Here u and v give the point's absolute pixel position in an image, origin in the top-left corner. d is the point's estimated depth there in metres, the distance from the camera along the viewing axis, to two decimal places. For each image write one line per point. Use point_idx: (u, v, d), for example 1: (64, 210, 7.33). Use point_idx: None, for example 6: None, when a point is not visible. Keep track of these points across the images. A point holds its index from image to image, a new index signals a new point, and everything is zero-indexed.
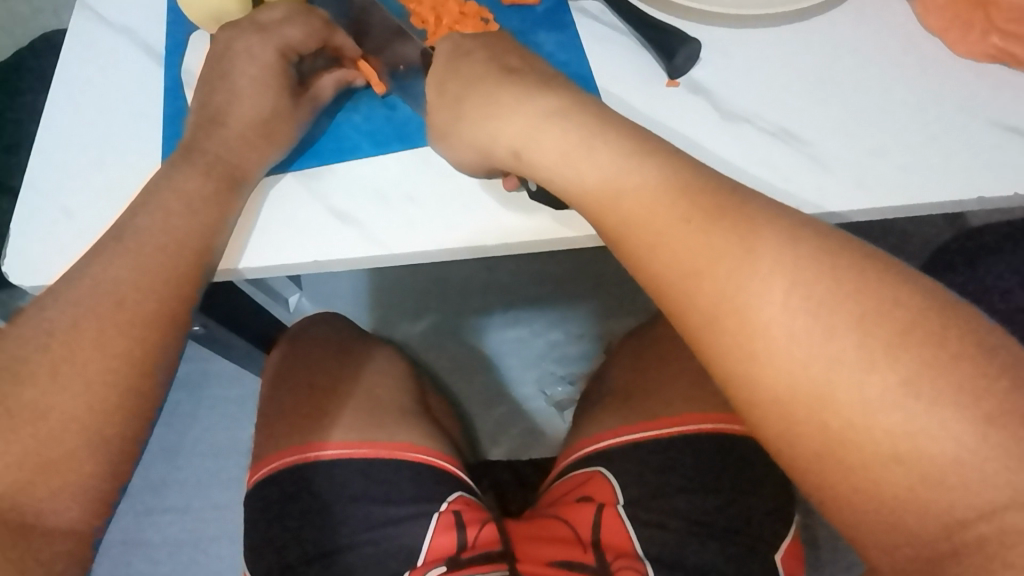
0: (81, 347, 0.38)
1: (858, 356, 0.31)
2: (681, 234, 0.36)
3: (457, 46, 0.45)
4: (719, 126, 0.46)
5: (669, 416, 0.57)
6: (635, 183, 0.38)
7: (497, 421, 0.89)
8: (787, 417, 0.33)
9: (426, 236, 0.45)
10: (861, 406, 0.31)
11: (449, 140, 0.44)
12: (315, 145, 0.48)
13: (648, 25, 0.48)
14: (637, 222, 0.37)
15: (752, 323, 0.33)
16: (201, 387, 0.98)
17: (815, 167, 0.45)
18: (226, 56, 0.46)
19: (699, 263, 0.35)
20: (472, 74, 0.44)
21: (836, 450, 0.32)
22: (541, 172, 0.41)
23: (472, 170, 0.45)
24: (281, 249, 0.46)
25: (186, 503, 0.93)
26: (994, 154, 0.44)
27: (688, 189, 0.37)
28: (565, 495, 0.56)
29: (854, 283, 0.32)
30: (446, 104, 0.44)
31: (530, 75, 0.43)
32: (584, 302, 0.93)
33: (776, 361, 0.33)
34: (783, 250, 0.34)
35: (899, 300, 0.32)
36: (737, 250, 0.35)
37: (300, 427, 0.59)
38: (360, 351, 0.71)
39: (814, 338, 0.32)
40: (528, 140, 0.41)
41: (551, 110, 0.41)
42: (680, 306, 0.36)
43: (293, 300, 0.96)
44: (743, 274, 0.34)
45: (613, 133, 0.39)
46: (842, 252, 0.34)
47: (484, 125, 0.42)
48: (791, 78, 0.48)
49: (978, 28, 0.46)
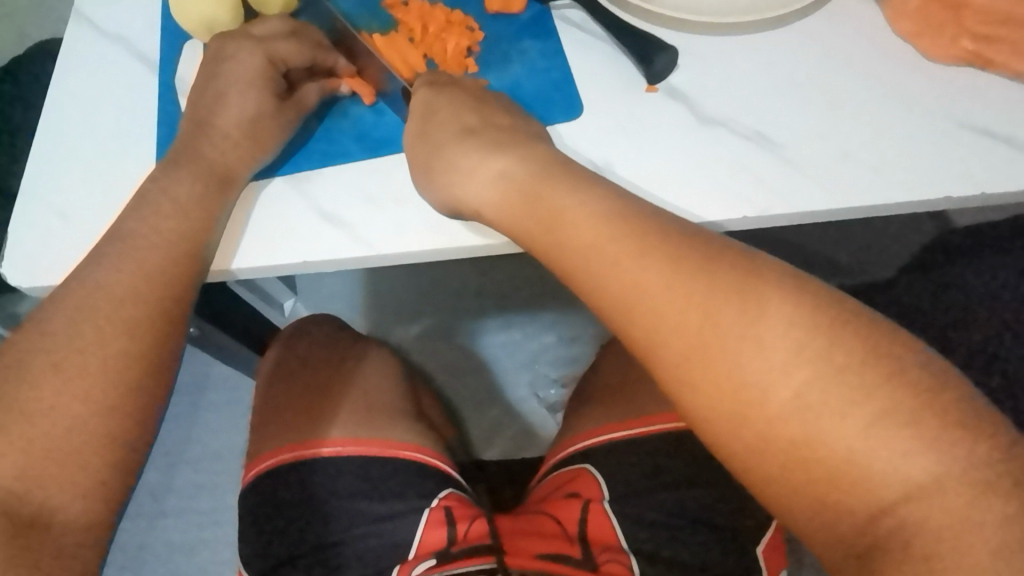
0: (74, 341, 0.40)
1: (811, 378, 0.33)
2: (614, 273, 0.38)
3: (431, 103, 0.47)
4: (694, 130, 0.48)
5: (651, 415, 0.58)
6: (576, 229, 0.39)
7: (491, 423, 0.90)
8: (759, 419, 0.33)
9: (411, 237, 0.47)
10: (810, 420, 0.32)
11: (422, 190, 0.46)
12: (304, 147, 0.50)
13: (627, 32, 0.49)
14: (595, 271, 0.38)
15: (678, 349, 0.35)
16: (197, 391, 0.99)
17: (788, 169, 0.46)
18: (217, 61, 0.48)
19: (659, 301, 0.36)
20: (437, 137, 0.46)
21: (804, 448, 0.32)
22: (501, 226, 0.43)
23: (443, 215, 0.46)
24: (273, 251, 0.47)
25: (182, 504, 0.94)
26: (963, 155, 0.46)
27: (618, 230, 0.38)
28: (553, 491, 0.57)
29: (782, 317, 0.34)
30: (418, 162, 0.46)
31: (489, 132, 0.45)
32: (575, 304, 0.94)
33: (699, 382, 0.35)
34: (700, 284, 0.36)
35: (858, 317, 0.34)
36: (664, 292, 0.36)
37: (294, 428, 0.60)
38: (351, 351, 0.72)
39: (726, 362, 0.34)
40: (488, 204, 0.43)
41: (505, 172, 0.43)
42: (622, 324, 0.38)
43: (289, 304, 0.98)
44: (664, 310, 0.36)
45: (558, 182, 0.41)
46: (772, 284, 0.35)
47: (450, 187, 0.44)
48: (765, 89, 0.49)
49: (950, 32, 0.48)
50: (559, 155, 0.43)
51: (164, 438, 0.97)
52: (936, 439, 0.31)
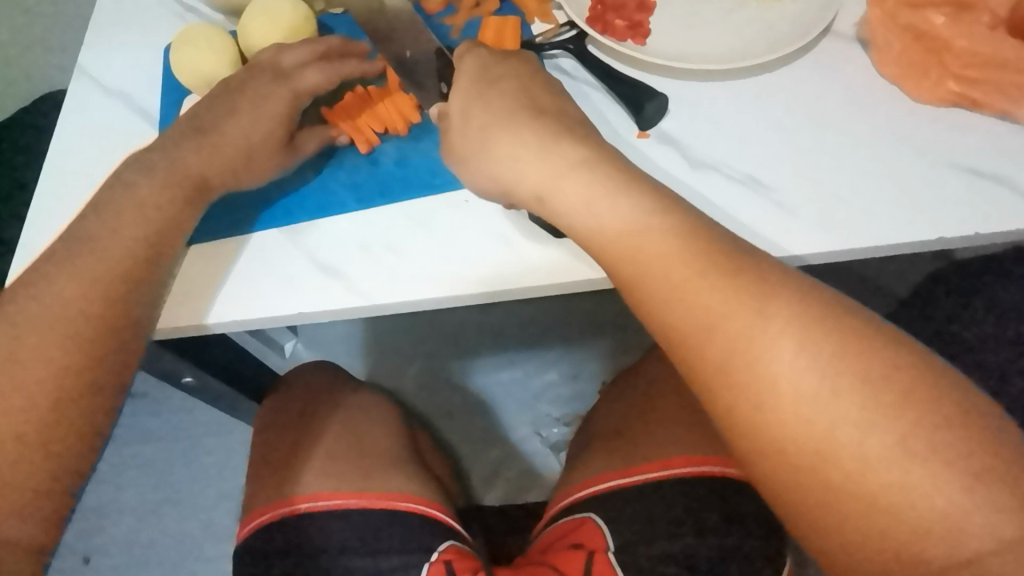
0: (62, 399, 0.39)
1: (861, 413, 0.33)
2: (698, 288, 0.36)
3: (485, 70, 0.46)
4: (687, 173, 0.48)
5: (652, 461, 0.56)
6: (657, 241, 0.38)
7: (493, 465, 0.86)
8: (796, 460, 0.33)
9: (405, 286, 0.47)
10: (861, 459, 0.32)
11: (473, 164, 0.45)
12: (299, 199, 0.50)
13: (618, 80, 0.50)
14: (672, 285, 0.37)
15: (761, 378, 0.34)
16: (195, 438, 0.98)
17: (781, 212, 0.46)
18: (235, 92, 0.49)
19: (743, 333, 0.35)
20: (499, 107, 0.44)
21: (845, 489, 0.33)
22: (568, 225, 0.41)
23: (490, 194, 0.45)
24: (269, 303, 0.47)
25: (178, 555, 0.92)
26: (956, 194, 0.46)
27: (704, 247, 0.37)
28: (557, 540, 0.54)
29: (861, 350, 0.34)
30: (474, 132, 0.45)
31: (557, 120, 0.44)
32: (577, 345, 0.94)
33: (783, 416, 0.34)
34: (793, 312, 0.35)
35: (877, 357, 0.34)
36: (752, 313, 0.35)
37: (293, 479, 0.60)
38: (349, 397, 0.71)
39: (818, 397, 0.33)
40: (554, 189, 0.41)
41: (578, 162, 0.41)
42: (688, 358, 0.36)
43: (289, 347, 0.98)
44: (751, 334, 0.35)
45: (634, 190, 0.40)
46: (851, 319, 0.35)
47: (511, 165, 0.43)
48: (758, 132, 0.50)
49: (935, 75, 0.49)
50: (630, 165, 0.42)
51: (161, 486, 0.96)
52: (928, 492, 0.31)
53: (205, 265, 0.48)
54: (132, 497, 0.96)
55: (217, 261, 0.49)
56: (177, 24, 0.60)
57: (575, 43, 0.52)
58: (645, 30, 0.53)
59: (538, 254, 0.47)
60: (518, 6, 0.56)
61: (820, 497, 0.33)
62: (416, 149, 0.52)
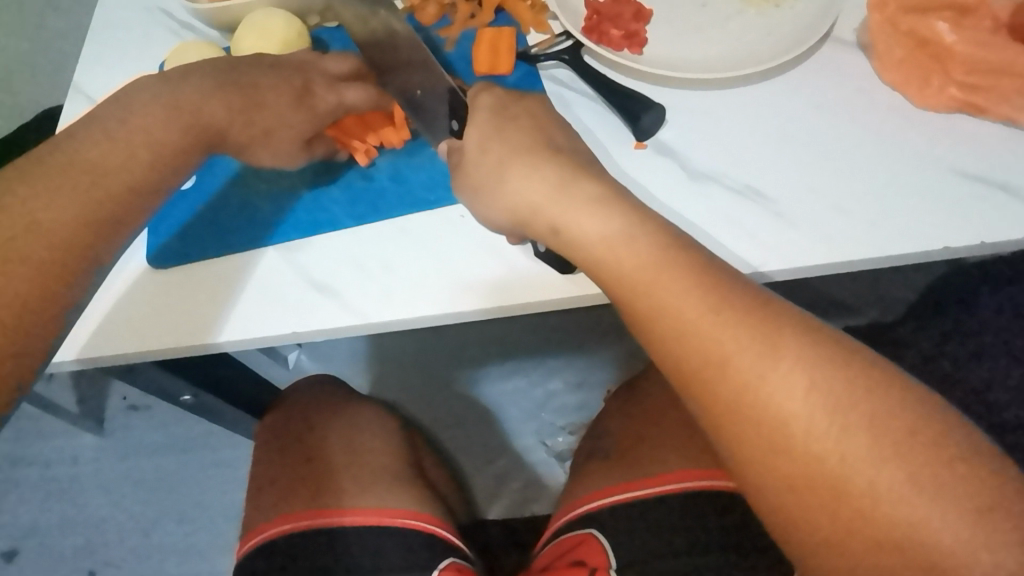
0: None
1: (872, 451, 0.32)
2: (711, 326, 0.35)
3: (503, 106, 0.46)
4: (685, 185, 0.47)
5: (659, 475, 0.55)
6: (670, 278, 0.37)
7: (496, 476, 0.87)
8: (807, 496, 0.33)
9: (402, 306, 0.46)
10: (873, 498, 0.31)
11: (482, 197, 0.44)
12: (295, 217, 0.50)
13: (613, 90, 0.50)
14: (687, 321, 0.36)
15: (773, 415, 0.33)
16: (198, 450, 0.98)
17: (781, 223, 0.45)
18: (226, 87, 0.46)
19: (762, 370, 0.34)
20: (514, 140, 0.44)
21: (857, 528, 0.32)
22: (581, 261, 0.41)
23: (501, 227, 0.44)
24: (264, 324, 0.46)
25: (181, 568, 0.92)
26: (962, 203, 0.45)
27: (718, 286, 0.36)
28: (556, 559, 0.52)
29: (872, 389, 0.33)
30: (487, 165, 0.44)
31: (568, 155, 0.43)
32: (582, 353, 0.92)
33: (796, 454, 0.33)
34: (809, 353, 0.34)
35: (880, 387, 0.33)
36: (767, 352, 0.34)
37: (291, 497, 0.59)
38: (349, 412, 0.70)
39: (831, 437, 0.32)
40: (567, 224, 0.41)
41: (592, 197, 0.40)
42: (701, 393, 0.35)
43: (293, 358, 0.97)
44: (765, 374, 0.34)
45: (646, 226, 0.39)
46: (862, 358, 0.34)
47: (523, 197, 0.42)
48: (758, 143, 0.49)
49: (936, 82, 0.48)
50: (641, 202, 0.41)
51: (165, 499, 0.96)
52: (936, 518, 0.31)
53: (198, 284, 0.48)
54: (136, 511, 0.95)
55: (212, 280, 0.48)
56: (171, 40, 0.60)
57: (571, 54, 0.52)
58: (641, 40, 0.53)
59: (535, 269, 0.46)
60: (514, 17, 0.56)
61: (830, 529, 0.32)
62: (411, 164, 0.51)
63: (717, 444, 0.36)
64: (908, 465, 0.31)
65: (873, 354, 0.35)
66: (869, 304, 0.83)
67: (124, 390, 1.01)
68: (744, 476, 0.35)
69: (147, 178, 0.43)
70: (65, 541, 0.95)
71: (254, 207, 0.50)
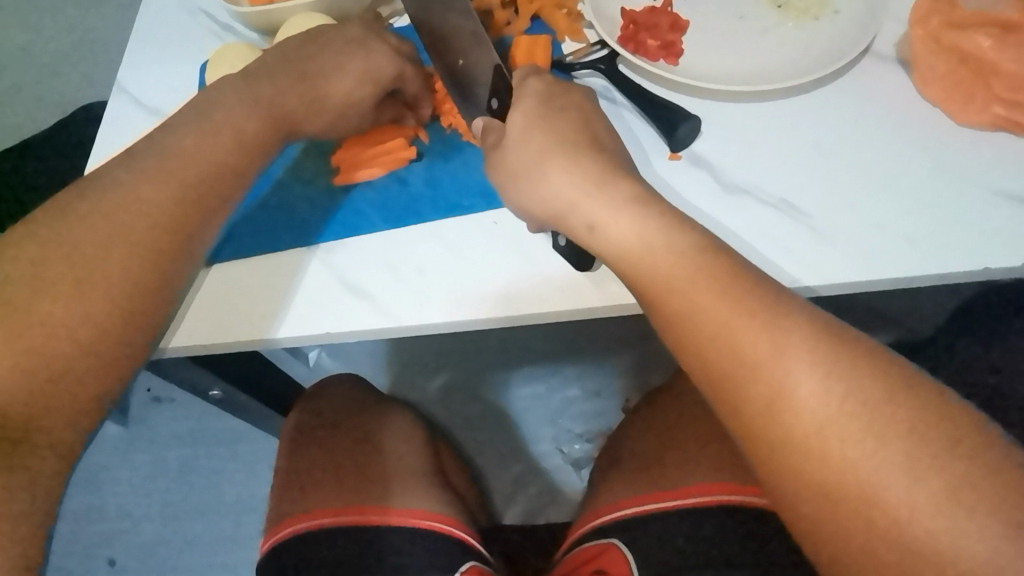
0: (69, 394, 0.37)
1: (903, 456, 0.31)
2: (746, 326, 0.35)
3: (550, 94, 0.46)
4: (721, 198, 0.47)
5: (685, 487, 0.54)
6: (706, 283, 0.37)
7: (513, 480, 0.87)
8: (838, 499, 0.32)
9: (436, 309, 0.46)
10: (902, 502, 0.31)
11: (521, 185, 0.44)
12: (332, 219, 0.50)
13: (649, 100, 0.50)
14: (722, 322, 0.36)
15: (803, 419, 0.33)
16: (221, 444, 0.99)
17: (818, 239, 0.45)
18: (276, 73, 0.47)
19: (794, 372, 0.34)
20: (563, 131, 0.44)
21: (883, 531, 0.31)
22: (613, 259, 0.41)
23: (538, 218, 0.44)
24: (304, 320, 0.47)
25: (201, 559, 0.93)
26: (1002, 222, 0.44)
27: (751, 289, 0.36)
28: (577, 568, 0.52)
29: (919, 408, 0.32)
30: (526, 160, 0.44)
31: (603, 156, 0.43)
32: (602, 361, 0.92)
33: (829, 458, 0.32)
34: (838, 358, 0.34)
35: (923, 406, 0.32)
36: (804, 353, 0.34)
37: (316, 494, 0.60)
38: (371, 413, 0.71)
39: (862, 440, 0.32)
40: (604, 223, 0.41)
41: (630, 199, 0.41)
42: (736, 398, 0.35)
43: (314, 356, 0.99)
44: (795, 378, 0.34)
45: (685, 230, 0.39)
46: (900, 374, 0.34)
47: (566, 195, 0.42)
48: (797, 156, 0.48)
49: (979, 99, 0.47)
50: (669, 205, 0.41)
51: (188, 491, 0.97)
52: (984, 544, 0.30)
53: (243, 279, 0.49)
54: (159, 503, 0.97)
55: (254, 274, 0.49)
56: (212, 42, 0.62)
57: (607, 63, 0.52)
58: (677, 50, 0.52)
59: (567, 275, 0.46)
60: (549, 26, 0.56)
61: (862, 537, 0.32)
62: (448, 170, 0.51)
63: (750, 450, 0.35)
64: (952, 486, 0.31)
65: (915, 372, 0.34)
66: (893, 320, 0.82)
67: (149, 383, 1.03)
68: (778, 483, 0.34)
69: (193, 172, 0.43)
70: (91, 528, 0.96)
71: (291, 207, 0.51)
